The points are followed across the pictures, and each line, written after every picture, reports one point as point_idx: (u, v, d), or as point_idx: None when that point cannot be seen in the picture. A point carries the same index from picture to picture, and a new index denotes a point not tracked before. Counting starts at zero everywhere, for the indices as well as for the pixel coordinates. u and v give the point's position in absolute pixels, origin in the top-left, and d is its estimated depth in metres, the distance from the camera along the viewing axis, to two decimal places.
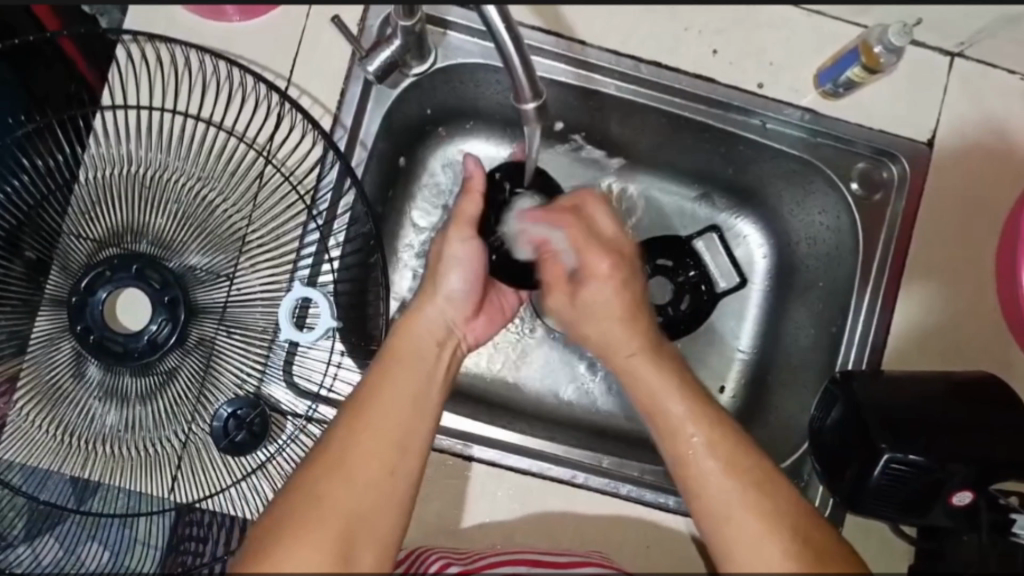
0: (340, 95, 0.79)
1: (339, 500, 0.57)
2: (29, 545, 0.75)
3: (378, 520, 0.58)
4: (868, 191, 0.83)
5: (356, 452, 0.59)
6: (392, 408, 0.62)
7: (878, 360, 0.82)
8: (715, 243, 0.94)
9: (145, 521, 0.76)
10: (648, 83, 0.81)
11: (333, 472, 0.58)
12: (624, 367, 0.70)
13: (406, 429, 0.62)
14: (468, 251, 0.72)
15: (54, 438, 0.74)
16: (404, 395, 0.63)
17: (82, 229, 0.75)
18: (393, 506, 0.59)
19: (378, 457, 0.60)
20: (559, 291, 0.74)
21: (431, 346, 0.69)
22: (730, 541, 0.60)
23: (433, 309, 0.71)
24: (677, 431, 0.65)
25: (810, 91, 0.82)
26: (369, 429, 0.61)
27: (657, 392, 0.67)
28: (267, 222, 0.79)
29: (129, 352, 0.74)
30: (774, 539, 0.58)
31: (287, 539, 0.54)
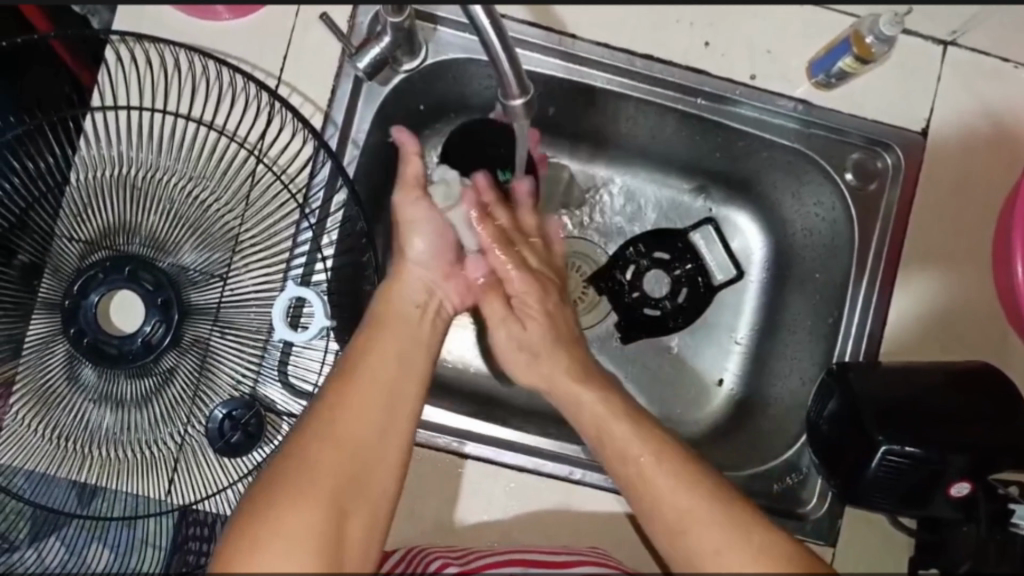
0: (330, 94, 0.79)
1: (329, 461, 0.57)
2: (34, 548, 0.75)
3: (368, 475, 0.59)
4: (864, 181, 0.82)
5: (345, 417, 0.60)
6: (380, 373, 0.64)
7: (874, 352, 0.82)
8: (712, 235, 0.93)
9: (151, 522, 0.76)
10: (641, 76, 0.80)
11: (326, 429, 0.59)
12: (566, 390, 0.73)
13: (393, 393, 0.64)
14: (422, 212, 0.74)
15: (49, 442, 0.74)
16: (390, 362, 0.66)
17: (73, 231, 0.75)
18: (380, 470, 0.60)
19: (369, 417, 0.61)
20: (496, 298, 0.80)
21: (412, 314, 0.71)
22: (708, 566, 0.58)
23: (411, 273, 0.74)
24: (626, 456, 0.65)
25: (803, 82, 0.81)
26: (357, 390, 0.62)
27: (606, 421, 0.68)
28: (260, 222, 0.79)
29: (124, 354, 0.74)
30: (736, 548, 0.58)
31: (284, 490, 0.55)
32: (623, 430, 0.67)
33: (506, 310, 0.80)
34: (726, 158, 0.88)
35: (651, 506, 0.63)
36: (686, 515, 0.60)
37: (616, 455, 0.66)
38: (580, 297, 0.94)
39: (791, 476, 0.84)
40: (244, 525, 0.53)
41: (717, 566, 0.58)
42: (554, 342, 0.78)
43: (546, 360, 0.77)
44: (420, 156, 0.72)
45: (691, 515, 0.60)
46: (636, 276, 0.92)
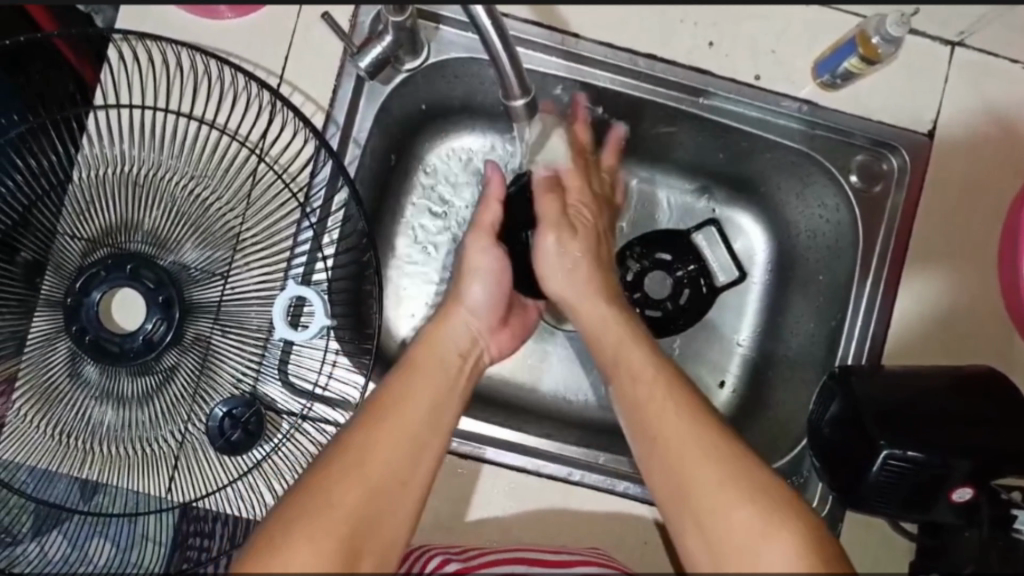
0: (332, 93, 0.79)
1: (352, 498, 0.56)
2: (37, 541, 0.76)
3: (384, 524, 0.57)
4: (869, 183, 0.81)
5: (374, 452, 0.59)
6: (409, 418, 0.63)
7: (876, 355, 0.81)
8: (714, 236, 0.93)
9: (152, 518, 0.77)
10: (644, 76, 0.80)
11: (347, 470, 0.58)
12: (596, 313, 0.73)
13: (421, 438, 0.62)
14: (492, 261, 0.78)
15: (51, 439, 0.74)
16: (422, 407, 0.64)
17: (76, 229, 0.75)
18: (401, 510, 0.58)
19: (399, 455, 0.60)
20: (553, 198, 0.79)
21: (451, 360, 0.71)
22: (697, 487, 0.57)
23: (462, 320, 0.75)
24: (638, 378, 0.65)
25: (807, 83, 0.80)
26: (383, 434, 0.61)
27: (625, 345, 0.69)
28: (261, 221, 0.79)
29: (125, 352, 0.74)
30: (727, 475, 0.57)
31: (302, 526, 0.54)
32: (640, 359, 0.67)
33: (561, 216, 0.78)
34: (730, 158, 0.88)
35: (651, 429, 0.62)
36: (686, 446, 0.59)
37: (628, 380, 0.66)
38: None
39: (793, 478, 0.83)
40: (258, 561, 0.53)
41: (705, 492, 0.57)
42: (597, 267, 0.77)
43: (590, 282, 0.76)
44: (499, 202, 0.80)
45: (694, 446, 0.59)
46: (637, 278, 0.91)
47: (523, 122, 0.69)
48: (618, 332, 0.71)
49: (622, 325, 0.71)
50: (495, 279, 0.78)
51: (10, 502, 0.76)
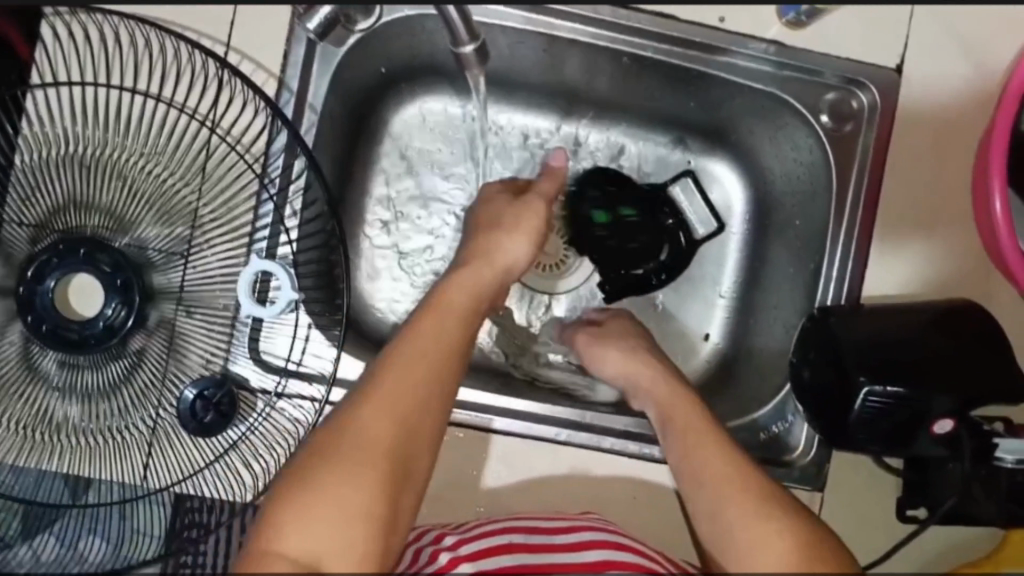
0: (283, 58, 0.75)
1: (386, 429, 0.57)
2: (27, 545, 0.71)
3: (416, 457, 0.58)
4: (838, 122, 0.80)
5: (406, 384, 0.59)
6: (435, 347, 0.63)
7: (857, 293, 0.80)
8: (691, 187, 0.91)
9: (147, 509, 0.74)
10: (605, 24, 0.77)
11: (383, 401, 0.58)
12: (657, 390, 0.72)
13: (444, 373, 0.62)
14: (535, 216, 0.76)
15: (13, 433, 0.72)
16: (445, 341, 0.64)
17: (24, 216, 0.72)
18: (425, 442, 0.59)
19: (424, 388, 0.60)
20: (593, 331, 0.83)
21: (477, 288, 0.70)
22: (741, 523, 0.57)
23: (488, 250, 0.73)
24: (699, 425, 0.66)
25: (774, 23, 0.78)
26: (410, 370, 0.60)
27: (676, 400, 0.70)
28: (219, 196, 0.75)
29: (87, 339, 0.72)
30: (768, 507, 0.58)
31: (342, 458, 0.55)
32: (695, 412, 0.68)
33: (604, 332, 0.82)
34: (701, 107, 0.86)
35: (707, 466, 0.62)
36: (736, 480, 0.60)
37: (692, 428, 0.66)
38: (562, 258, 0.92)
39: (778, 424, 0.83)
40: (303, 494, 0.53)
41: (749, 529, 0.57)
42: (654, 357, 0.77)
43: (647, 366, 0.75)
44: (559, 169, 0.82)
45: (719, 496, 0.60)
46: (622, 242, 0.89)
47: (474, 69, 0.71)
48: (665, 396, 0.71)
49: (678, 391, 0.71)
50: (525, 234, 0.75)
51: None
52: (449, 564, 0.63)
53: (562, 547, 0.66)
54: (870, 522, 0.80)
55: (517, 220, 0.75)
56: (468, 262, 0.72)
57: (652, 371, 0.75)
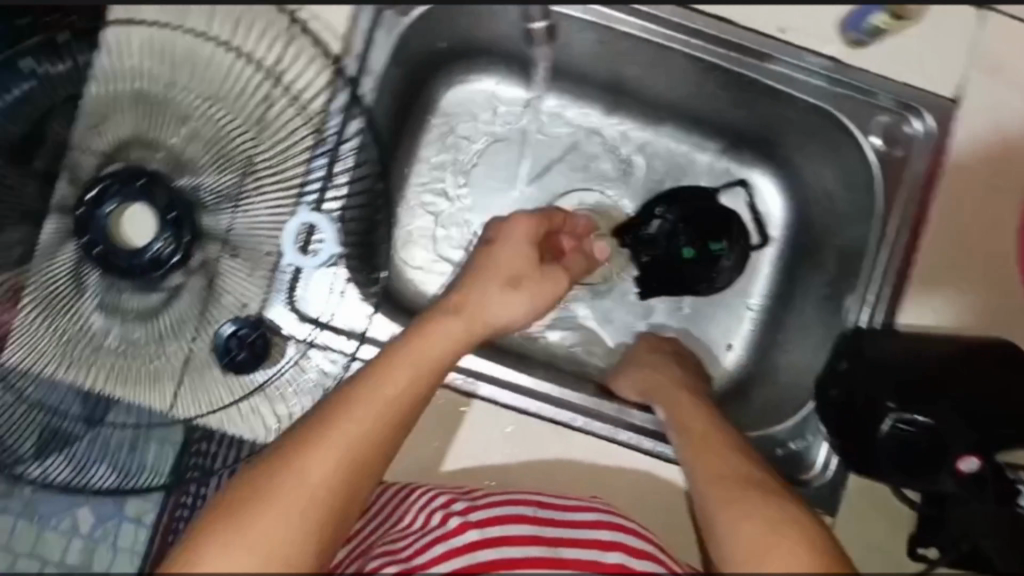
0: (350, 21, 0.77)
1: (316, 484, 0.58)
2: (39, 462, 0.77)
3: (357, 488, 0.60)
4: (890, 146, 0.80)
5: (343, 438, 0.60)
6: (382, 403, 0.63)
7: (891, 318, 0.81)
8: (739, 197, 0.93)
9: (156, 448, 0.80)
10: (666, 23, 0.78)
11: (318, 453, 0.59)
12: (679, 410, 0.74)
13: (400, 408, 0.64)
14: (550, 282, 0.78)
15: (59, 345, 0.76)
16: (408, 374, 0.66)
17: (89, 143, 0.75)
18: (355, 498, 0.60)
19: (361, 444, 0.61)
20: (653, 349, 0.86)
21: (451, 338, 0.70)
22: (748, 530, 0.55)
23: (482, 300, 0.74)
24: (712, 441, 0.66)
25: (835, 40, 0.78)
26: (365, 403, 0.63)
27: (692, 419, 0.71)
28: (275, 146, 0.77)
29: (133, 268, 0.76)
30: (780, 513, 0.56)
31: (268, 506, 0.56)
32: (711, 430, 0.69)
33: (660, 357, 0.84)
34: (753, 117, 0.87)
35: (718, 475, 0.62)
36: (745, 491, 0.59)
37: (703, 444, 0.66)
38: None
39: (795, 442, 0.83)
40: (224, 532, 0.54)
41: (757, 536, 0.54)
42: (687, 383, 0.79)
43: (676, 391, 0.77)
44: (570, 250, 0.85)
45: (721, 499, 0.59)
46: (670, 262, 0.90)
47: (541, 43, 0.83)
48: (693, 421, 0.71)
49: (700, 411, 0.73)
50: (529, 295, 0.76)
51: (10, 424, 0.77)
52: (458, 529, 0.65)
53: (576, 523, 0.67)
54: (876, 549, 0.81)
55: (527, 281, 0.76)
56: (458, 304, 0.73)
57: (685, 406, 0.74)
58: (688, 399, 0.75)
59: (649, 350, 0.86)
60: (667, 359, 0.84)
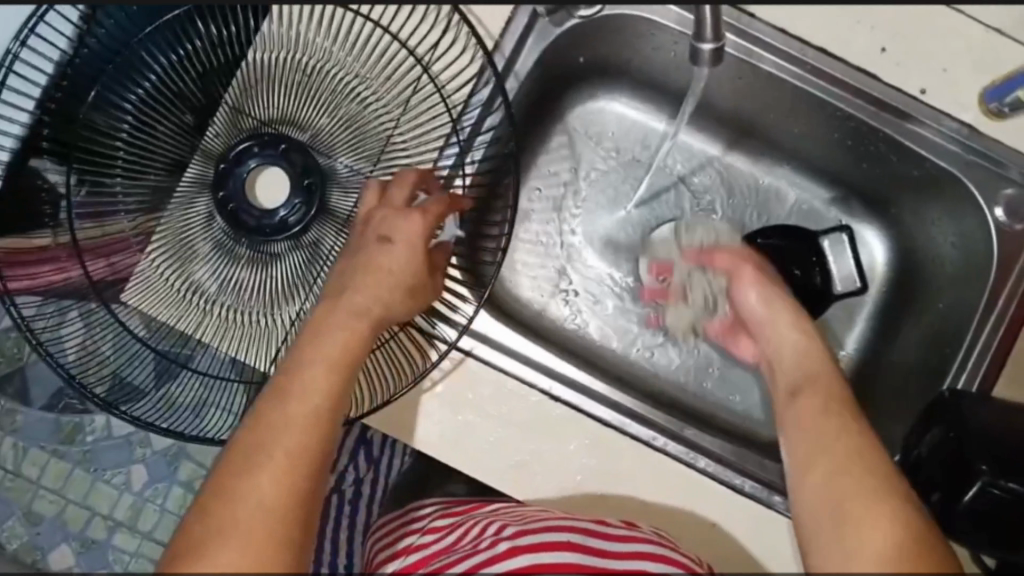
0: (505, 23, 0.79)
1: (255, 509, 0.50)
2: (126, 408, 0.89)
3: (312, 486, 0.53)
4: (1013, 219, 0.80)
5: (275, 443, 0.54)
6: (313, 377, 0.58)
7: (988, 387, 0.80)
8: (842, 243, 0.92)
9: (214, 411, 0.82)
10: (810, 68, 0.80)
11: (248, 474, 0.52)
12: (796, 362, 0.65)
13: (344, 369, 0.59)
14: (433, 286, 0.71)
15: (176, 291, 0.78)
16: (340, 345, 0.61)
17: (246, 105, 0.78)
18: (308, 500, 0.53)
19: (295, 441, 0.54)
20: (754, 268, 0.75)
21: (378, 303, 0.65)
22: (832, 531, 0.52)
23: (380, 293, 0.65)
24: (831, 406, 0.59)
25: (973, 107, 0.79)
26: (305, 386, 0.57)
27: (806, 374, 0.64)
28: (413, 130, 0.80)
29: (262, 227, 0.79)
30: (880, 517, 0.51)
31: (210, 548, 0.49)
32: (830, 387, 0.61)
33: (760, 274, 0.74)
34: (874, 171, 0.88)
35: (823, 453, 0.56)
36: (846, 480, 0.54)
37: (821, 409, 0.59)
38: None
39: None
40: None
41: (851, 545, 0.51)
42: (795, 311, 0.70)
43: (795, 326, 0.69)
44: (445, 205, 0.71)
45: (860, 508, 0.52)
46: None
47: (704, 67, 0.71)
48: (820, 396, 0.60)
49: (814, 353, 0.66)
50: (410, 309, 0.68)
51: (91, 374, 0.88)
52: (505, 554, 0.65)
53: (618, 553, 0.65)
54: None
55: (416, 289, 0.68)
56: (355, 282, 0.65)
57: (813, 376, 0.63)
58: (828, 379, 0.62)
59: (773, 300, 0.71)
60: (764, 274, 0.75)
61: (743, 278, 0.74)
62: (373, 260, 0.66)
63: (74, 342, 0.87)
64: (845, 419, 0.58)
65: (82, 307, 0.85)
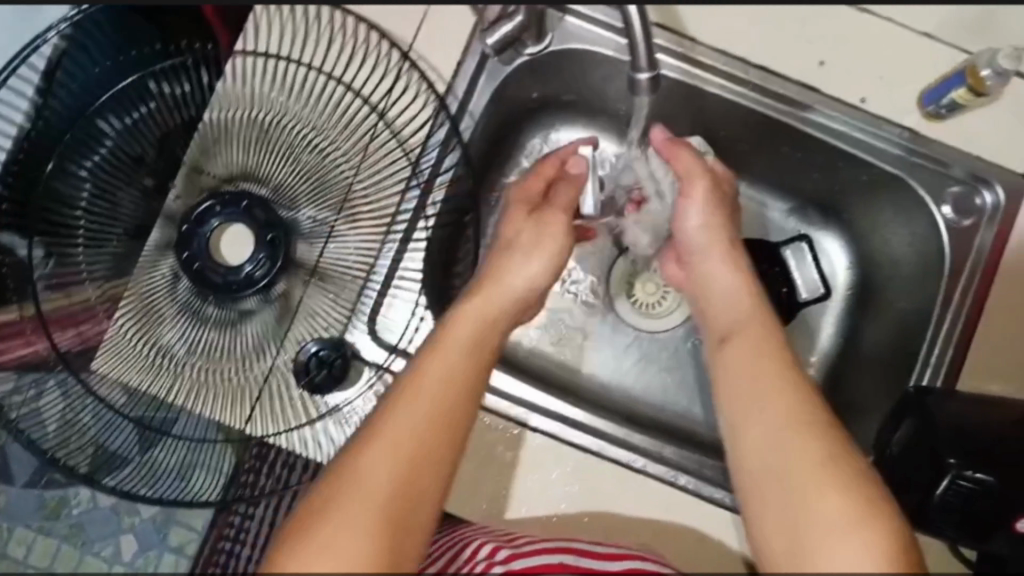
0: (456, 66, 0.82)
1: (372, 486, 0.53)
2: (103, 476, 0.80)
3: (432, 474, 0.55)
4: (961, 216, 0.83)
5: (401, 431, 0.56)
6: (444, 372, 0.61)
7: (953, 381, 0.81)
8: (803, 252, 0.94)
9: (202, 474, 0.82)
10: (753, 86, 0.82)
11: (365, 459, 0.54)
12: (729, 305, 0.70)
13: (475, 370, 0.63)
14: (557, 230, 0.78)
15: (146, 356, 0.78)
16: (458, 362, 0.62)
17: (204, 164, 0.80)
18: (430, 485, 0.55)
19: (424, 430, 0.57)
20: (699, 179, 0.79)
21: (499, 313, 0.71)
22: (774, 480, 0.56)
23: (512, 267, 0.75)
24: (766, 350, 0.63)
25: (913, 111, 0.82)
26: (433, 381, 0.60)
27: (739, 317, 0.68)
28: (373, 177, 0.81)
29: (228, 284, 0.79)
30: (817, 461, 0.55)
31: (326, 520, 0.51)
32: (765, 334, 0.65)
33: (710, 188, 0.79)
34: (825, 182, 0.90)
35: (755, 399, 0.60)
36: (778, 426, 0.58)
37: (750, 354, 0.63)
38: (660, 298, 0.96)
39: None
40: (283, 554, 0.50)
41: (795, 497, 0.54)
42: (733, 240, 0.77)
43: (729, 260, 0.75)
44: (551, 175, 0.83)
45: (810, 476, 0.54)
46: None
47: (643, 94, 0.71)
48: (751, 341, 0.65)
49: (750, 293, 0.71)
50: (545, 257, 0.76)
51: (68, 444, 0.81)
52: None
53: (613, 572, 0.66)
54: None
55: (544, 241, 0.77)
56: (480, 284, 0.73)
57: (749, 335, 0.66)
58: (759, 323, 0.67)
59: (715, 215, 0.78)
60: (721, 195, 0.80)
61: (692, 192, 0.79)
62: (502, 272, 0.74)
63: (53, 415, 0.80)
64: (785, 378, 0.61)
65: (61, 374, 0.80)
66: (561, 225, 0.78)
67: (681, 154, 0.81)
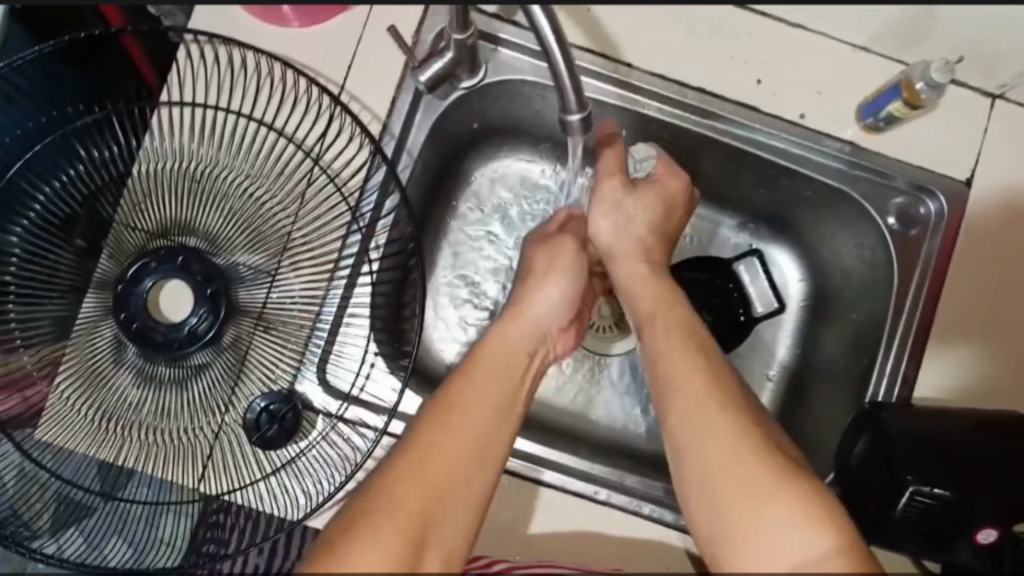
0: (390, 104, 0.80)
1: (395, 511, 0.56)
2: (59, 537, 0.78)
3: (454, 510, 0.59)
4: (905, 226, 0.83)
5: (428, 461, 0.60)
6: (468, 410, 0.64)
7: (908, 393, 0.81)
8: (755, 266, 0.94)
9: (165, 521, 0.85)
10: (691, 108, 0.82)
11: (389, 488, 0.57)
12: (660, 318, 0.72)
13: (499, 408, 0.66)
14: (571, 263, 0.78)
15: (90, 421, 0.75)
16: (484, 407, 0.65)
17: (134, 220, 0.77)
18: (453, 512, 0.59)
19: (447, 460, 0.60)
20: (615, 178, 0.78)
21: (521, 357, 0.72)
22: (722, 497, 0.58)
23: (542, 297, 0.76)
24: (696, 374, 0.65)
25: (852, 124, 0.82)
26: (462, 415, 0.64)
27: (674, 342, 0.69)
28: (312, 224, 0.80)
29: (169, 341, 0.74)
30: (764, 473, 0.57)
31: (353, 545, 0.54)
32: (692, 355, 0.67)
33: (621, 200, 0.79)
34: (772, 197, 0.90)
35: (694, 422, 0.62)
36: (721, 442, 0.60)
37: (684, 377, 0.65)
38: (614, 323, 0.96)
39: None
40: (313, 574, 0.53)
41: (745, 512, 0.56)
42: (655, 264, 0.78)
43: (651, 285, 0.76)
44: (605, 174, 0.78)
45: (756, 495, 0.56)
46: None
47: (576, 134, 0.70)
48: (690, 361, 0.66)
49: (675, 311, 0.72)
50: (565, 281, 0.77)
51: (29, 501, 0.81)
52: None
53: None
54: None
55: (559, 260, 0.78)
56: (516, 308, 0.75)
57: (690, 369, 0.66)
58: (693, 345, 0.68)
59: (622, 239, 0.79)
60: (653, 222, 0.79)
61: (607, 196, 0.78)
62: (525, 305, 0.76)
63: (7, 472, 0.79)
64: (719, 400, 0.63)
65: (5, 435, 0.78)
66: (577, 251, 0.79)
67: (606, 159, 0.78)
